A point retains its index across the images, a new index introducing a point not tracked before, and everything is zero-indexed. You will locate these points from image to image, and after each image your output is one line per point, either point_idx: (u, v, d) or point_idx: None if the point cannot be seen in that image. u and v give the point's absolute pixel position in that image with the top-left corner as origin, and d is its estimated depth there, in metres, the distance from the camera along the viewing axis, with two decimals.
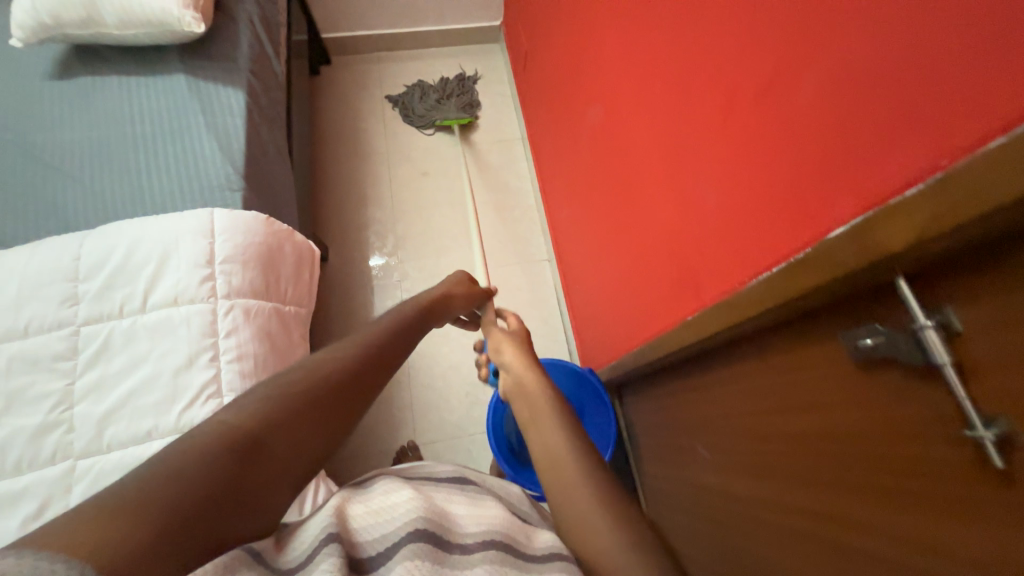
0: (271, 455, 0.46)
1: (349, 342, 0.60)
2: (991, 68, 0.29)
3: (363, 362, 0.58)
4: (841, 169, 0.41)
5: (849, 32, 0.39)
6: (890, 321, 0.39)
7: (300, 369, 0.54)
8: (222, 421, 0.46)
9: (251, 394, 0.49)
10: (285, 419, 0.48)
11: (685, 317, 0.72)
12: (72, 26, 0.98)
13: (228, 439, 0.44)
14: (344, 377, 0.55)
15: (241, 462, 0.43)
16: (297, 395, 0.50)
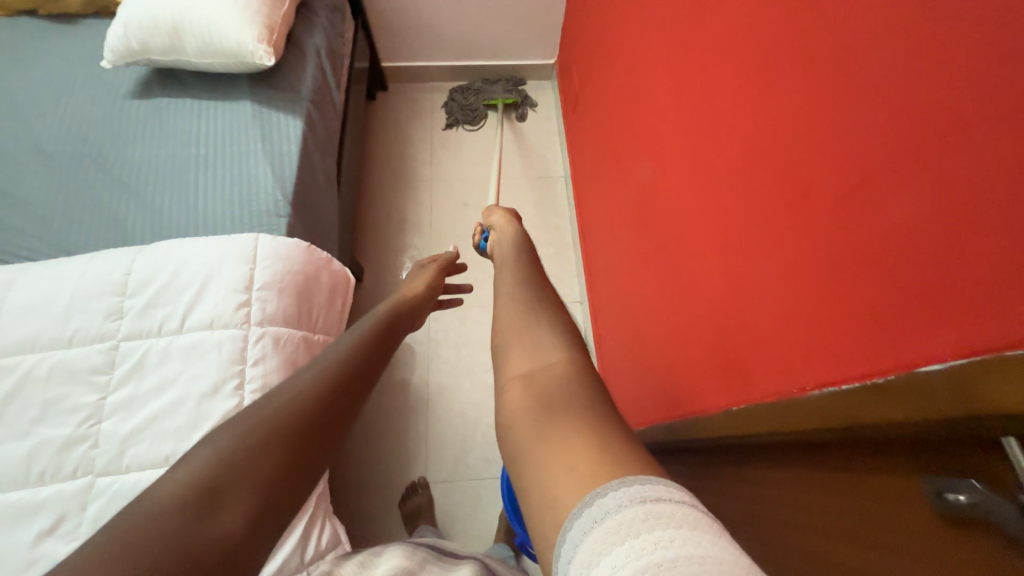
0: (235, 506, 0.39)
1: (321, 368, 0.56)
2: None
3: (332, 383, 0.54)
4: (941, 295, 0.36)
5: (956, 148, 0.35)
6: (991, 479, 0.33)
7: (256, 411, 0.47)
8: (193, 471, 0.41)
9: (229, 429, 0.45)
10: (249, 467, 0.42)
11: (730, 405, 0.66)
12: (157, 53, 1.05)
13: (185, 495, 0.39)
14: (316, 404, 0.51)
15: (196, 517, 0.38)
16: (260, 436, 0.44)
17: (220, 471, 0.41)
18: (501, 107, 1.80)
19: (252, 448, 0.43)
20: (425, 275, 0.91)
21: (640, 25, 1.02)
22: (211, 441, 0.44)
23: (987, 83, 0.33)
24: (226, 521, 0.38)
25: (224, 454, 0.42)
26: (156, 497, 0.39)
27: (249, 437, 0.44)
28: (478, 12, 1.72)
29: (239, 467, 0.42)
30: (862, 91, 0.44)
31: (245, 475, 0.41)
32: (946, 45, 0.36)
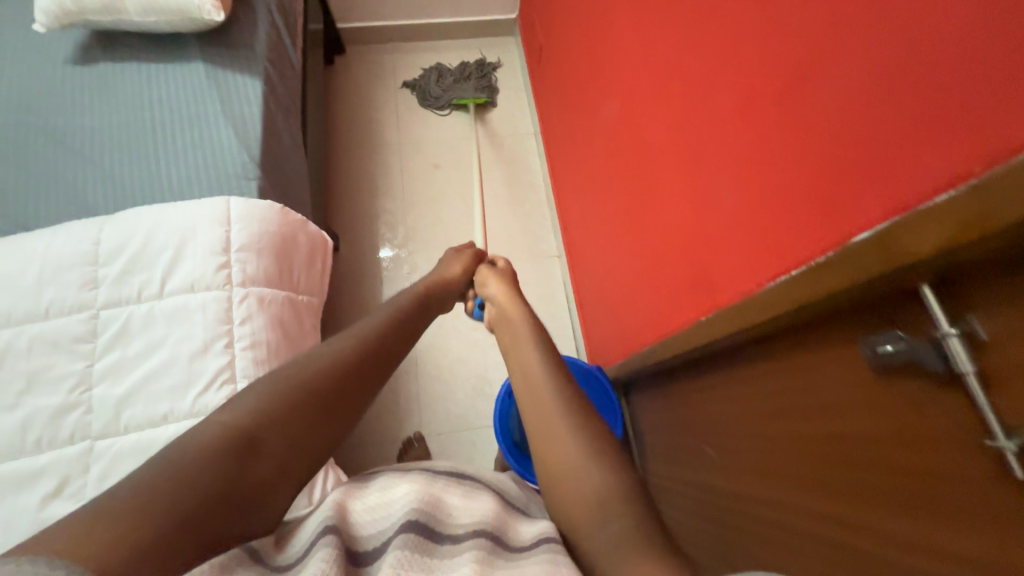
0: (269, 457, 0.47)
1: (357, 333, 0.62)
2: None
3: (367, 352, 0.60)
4: (866, 173, 0.41)
5: (878, 32, 0.39)
6: (911, 327, 0.39)
7: (294, 372, 0.54)
8: (221, 422, 0.47)
9: (249, 394, 0.51)
10: (280, 420, 0.49)
11: (697, 318, 0.72)
12: (94, 12, 0.99)
13: (226, 439, 0.45)
14: (349, 366, 0.57)
15: (237, 462, 0.45)
16: (298, 389, 0.52)
17: (258, 421, 0.48)
18: (471, 109, 1.72)
19: (288, 401, 0.50)
20: (458, 260, 0.89)
21: None
22: (247, 394, 0.51)
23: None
24: (260, 467, 0.46)
25: (259, 407, 0.49)
26: (194, 442, 0.45)
27: (282, 395, 0.51)
28: None
29: (272, 420, 0.49)
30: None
31: (278, 427, 0.49)
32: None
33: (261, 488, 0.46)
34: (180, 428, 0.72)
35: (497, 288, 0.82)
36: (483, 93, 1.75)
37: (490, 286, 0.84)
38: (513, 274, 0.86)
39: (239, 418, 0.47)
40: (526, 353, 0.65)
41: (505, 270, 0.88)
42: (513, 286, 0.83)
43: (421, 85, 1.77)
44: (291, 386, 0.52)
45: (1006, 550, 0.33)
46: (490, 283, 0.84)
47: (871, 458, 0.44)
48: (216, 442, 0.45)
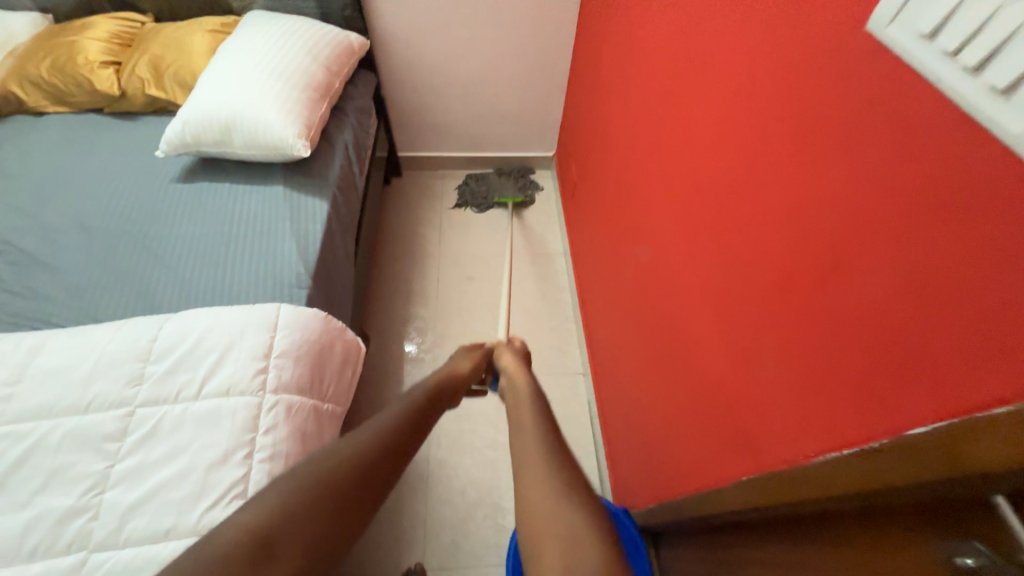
0: (285, 560, 0.44)
1: (379, 421, 0.60)
2: None
3: (391, 437, 0.58)
4: (911, 367, 0.41)
5: (901, 238, 0.42)
6: (991, 541, 0.35)
7: (313, 468, 0.51)
8: (245, 524, 0.46)
9: (271, 490, 0.49)
10: (300, 519, 0.47)
11: (739, 477, 0.67)
12: (207, 145, 1.19)
13: (244, 542, 0.44)
14: (372, 459, 0.54)
15: (250, 567, 0.43)
16: (320, 487, 0.49)
17: (276, 521, 0.46)
18: (511, 206, 1.93)
19: (308, 498, 0.48)
20: (471, 356, 0.88)
21: (629, 128, 1.18)
22: (271, 489, 0.49)
23: (917, 180, 0.40)
24: (275, 572, 0.43)
25: (279, 505, 0.47)
26: (216, 546, 0.44)
27: (302, 491, 0.49)
28: (485, 113, 1.94)
29: (292, 518, 0.47)
30: (820, 187, 0.52)
31: (295, 525, 0.46)
32: (882, 150, 0.44)
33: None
34: (179, 547, 0.68)
35: (511, 360, 0.86)
36: (522, 194, 1.98)
37: (506, 361, 0.86)
38: (528, 354, 0.90)
39: (263, 518, 0.46)
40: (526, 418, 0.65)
41: (522, 349, 0.92)
42: (528, 363, 0.86)
43: (469, 192, 2.00)
44: (312, 481, 0.50)
45: None
46: (505, 356, 0.88)
47: None
48: (235, 550, 0.44)
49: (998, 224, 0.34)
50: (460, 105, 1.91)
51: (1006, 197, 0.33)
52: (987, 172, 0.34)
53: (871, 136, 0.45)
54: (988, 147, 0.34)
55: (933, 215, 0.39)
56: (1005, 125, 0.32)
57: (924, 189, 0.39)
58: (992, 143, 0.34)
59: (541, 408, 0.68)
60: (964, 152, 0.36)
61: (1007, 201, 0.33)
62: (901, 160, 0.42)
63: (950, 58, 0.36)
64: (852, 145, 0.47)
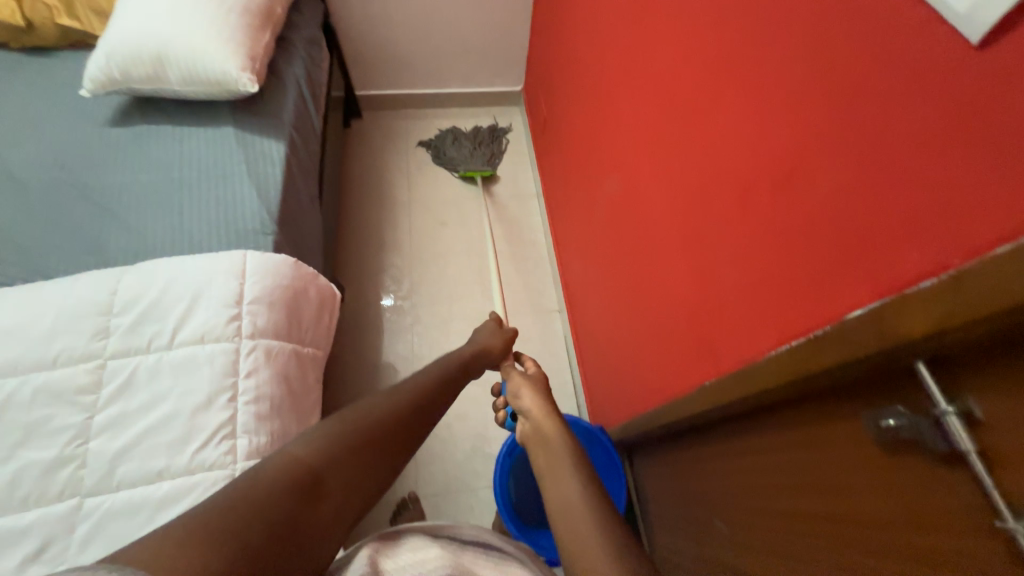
0: (332, 498, 0.46)
1: (407, 385, 0.63)
2: (987, 183, 0.33)
3: (421, 398, 0.61)
4: (854, 257, 0.44)
5: (853, 134, 0.43)
6: (911, 404, 0.40)
7: (358, 418, 0.54)
8: (295, 455, 0.47)
9: (320, 428, 0.51)
10: (347, 460, 0.49)
11: (701, 382, 0.73)
12: (139, 82, 1.08)
13: (296, 473, 0.45)
14: (404, 415, 0.58)
15: (304, 497, 0.44)
16: (365, 432, 0.52)
17: (327, 459, 0.48)
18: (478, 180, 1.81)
19: (354, 441, 0.51)
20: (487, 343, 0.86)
21: (598, 52, 1.13)
22: (317, 429, 0.51)
23: (871, 73, 0.41)
24: (325, 506, 0.45)
25: (328, 444, 0.49)
26: (269, 473, 0.45)
27: (349, 434, 0.51)
28: (447, 44, 1.81)
29: (339, 458, 0.49)
30: (780, 92, 0.53)
31: (342, 463, 0.49)
32: (840, 46, 0.44)
33: (320, 532, 0.44)
34: (174, 486, 0.70)
35: (533, 400, 0.72)
36: (489, 165, 1.84)
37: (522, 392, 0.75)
38: (544, 378, 0.78)
39: (311, 452, 0.48)
40: (564, 474, 0.57)
41: (537, 375, 0.80)
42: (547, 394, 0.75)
43: (437, 143, 1.89)
44: (359, 427, 0.53)
45: None
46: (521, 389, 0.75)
47: (894, 542, 0.43)
48: (286, 479, 0.45)
49: (939, 108, 0.36)
50: (419, 35, 1.77)
51: (949, 80, 0.35)
52: (934, 56, 0.36)
53: (831, 33, 0.45)
54: (936, 29, 0.35)
55: (883, 107, 0.40)
56: (953, 3, 0.33)
57: (877, 81, 0.41)
58: (940, 24, 0.35)
59: (582, 464, 0.58)
60: (916, 37, 0.37)
61: (950, 83, 0.34)
62: (858, 55, 0.42)
63: None
64: (813, 44, 0.48)
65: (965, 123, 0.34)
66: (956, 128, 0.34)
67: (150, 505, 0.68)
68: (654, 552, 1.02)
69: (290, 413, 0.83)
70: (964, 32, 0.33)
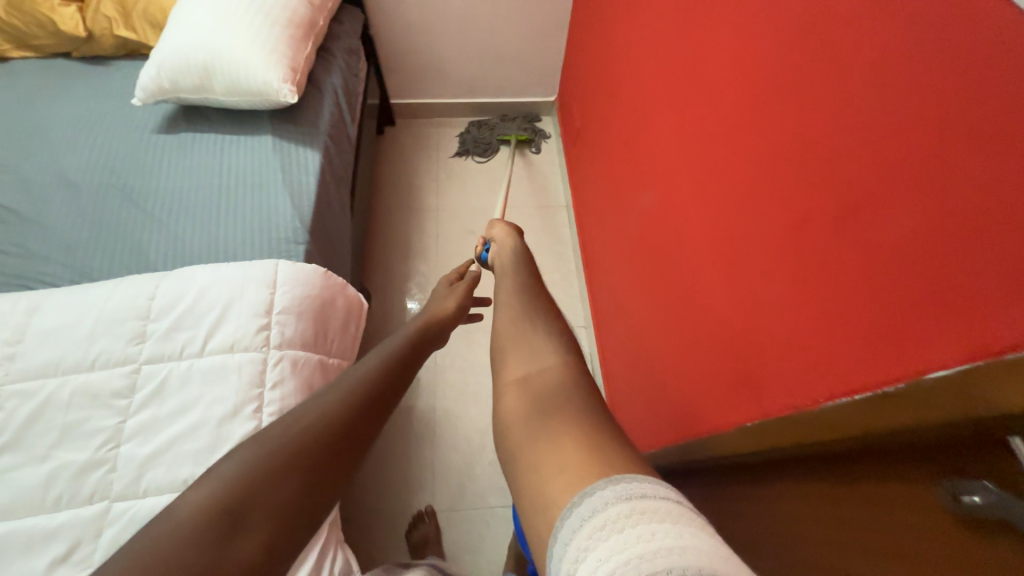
0: (254, 531, 0.42)
1: (340, 384, 0.58)
2: None
3: (363, 400, 0.56)
4: (938, 310, 0.39)
5: (940, 175, 0.39)
6: (1002, 481, 0.35)
7: (281, 433, 0.49)
8: (201, 497, 0.43)
9: (234, 457, 0.47)
10: (272, 489, 0.44)
11: (743, 422, 0.68)
12: (185, 91, 1.11)
13: (207, 515, 0.41)
14: (341, 421, 0.53)
15: (216, 540, 0.40)
16: (286, 452, 0.47)
17: (238, 492, 0.43)
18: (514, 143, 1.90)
19: (275, 464, 0.46)
20: (455, 293, 0.88)
21: (638, 65, 1.09)
22: (230, 458, 0.47)
23: (966, 107, 0.36)
24: (246, 543, 0.41)
25: (241, 472, 0.45)
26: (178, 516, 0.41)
27: (268, 459, 0.46)
28: (482, 54, 1.81)
29: (259, 488, 0.44)
30: (849, 121, 0.48)
31: (263, 496, 0.44)
32: (929, 76, 0.40)
33: (245, 575, 0.40)
34: None
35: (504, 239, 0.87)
36: (526, 132, 1.93)
37: (496, 231, 0.90)
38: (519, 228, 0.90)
39: (222, 488, 0.44)
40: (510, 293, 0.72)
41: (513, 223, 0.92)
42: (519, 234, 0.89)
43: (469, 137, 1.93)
44: (277, 447, 0.47)
45: None
46: (496, 231, 0.90)
47: None
48: (193, 522, 0.41)
49: None
50: (455, 45, 1.78)
51: None
52: None
53: (918, 62, 0.41)
54: None
55: (983, 145, 0.35)
56: None
57: (973, 116, 0.36)
58: None
59: (534, 284, 0.74)
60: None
61: None
62: (950, 87, 0.38)
63: None
64: (890, 72, 0.43)
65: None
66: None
67: None
68: None
69: None
70: None
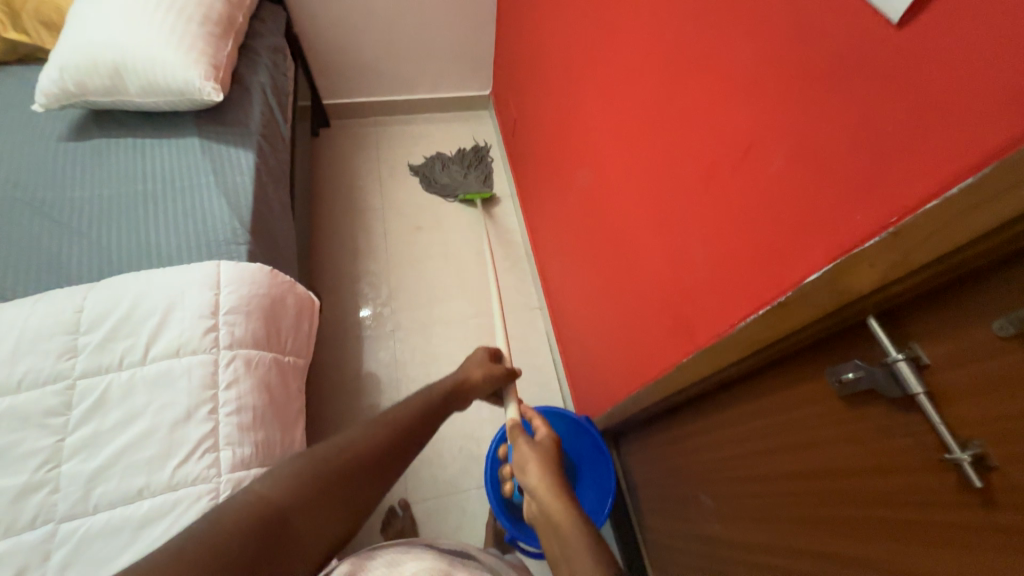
0: (293, 535, 0.52)
1: (388, 416, 0.64)
2: (912, 150, 0.36)
3: (402, 430, 0.64)
4: (806, 225, 0.47)
5: (796, 112, 0.47)
6: (868, 356, 0.44)
7: (337, 451, 0.58)
8: (257, 492, 0.53)
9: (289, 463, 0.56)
10: (316, 497, 0.55)
11: (679, 361, 0.76)
12: (95, 93, 1.04)
13: (260, 515, 0.51)
14: (382, 447, 0.61)
15: (267, 537, 0.50)
16: (334, 467, 0.57)
17: (290, 497, 0.53)
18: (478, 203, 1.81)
19: (324, 479, 0.56)
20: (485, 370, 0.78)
21: (561, 52, 1.16)
22: (284, 466, 0.56)
23: (806, 51, 0.44)
24: (286, 541, 0.52)
25: (293, 480, 0.55)
26: (231, 519, 0.50)
27: (317, 474, 0.56)
28: (413, 50, 1.82)
29: (306, 497, 0.54)
30: (728, 76, 0.56)
31: (303, 505, 0.54)
32: (778, 34, 0.48)
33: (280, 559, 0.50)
34: (156, 503, 0.68)
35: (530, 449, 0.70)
36: (485, 187, 1.82)
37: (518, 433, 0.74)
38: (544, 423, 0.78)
39: (274, 490, 0.54)
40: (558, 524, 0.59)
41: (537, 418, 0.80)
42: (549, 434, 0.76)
43: (425, 172, 1.86)
44: (327, 463, 0.57)
45: (987, 564, 0.37)
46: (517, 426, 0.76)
47: (859, 485, 0.47)
48: (245, 520, 0.50)
49: (867, 87, 0.39)
50: (384, 42, 1.78)
51: (872, 56, 0.38)
52: (860, 38, 0.39)
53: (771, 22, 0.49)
54: (862, 12, 0.38)
55: (819, 84, 0.43)
56: None
57: (812, 61, 0.44)
58: (860, 4, 0.38)
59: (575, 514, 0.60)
60: (840, 18, 0.40)
61: (875, 61, 0.38)
62: (795, 37, 0.46)
63: None
64: (753, 31, 0.51)
65: (890, 94, 0.37)
66: (886, 97, 0.37)
67: (129, 524, 0.66)
68: (647, 536, 1.05)
69: (274, 422, 0.82)
70: (882, 12, 0.36)
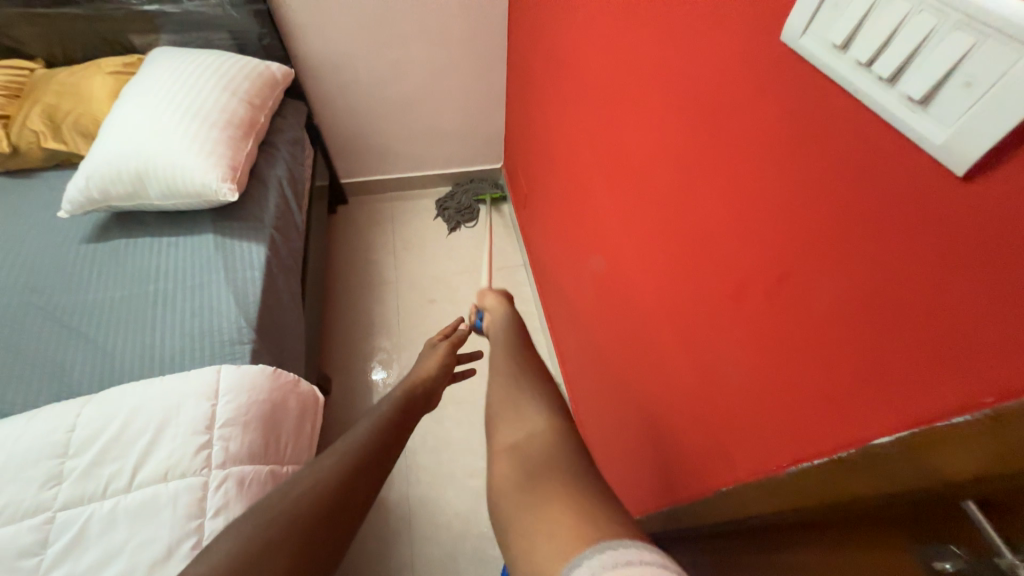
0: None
1: (352, 439, 0.67)
2: (1003, 323, 0.29)
3: (369, 454, 0.65)
4: (868, 377, 0.40)
5: (839, 248, 0.41)
6: (970, 546, 0.34)
7: (285, 495, 0.57)
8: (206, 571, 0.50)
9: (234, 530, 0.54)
10: (274, 546, 0.52)
11: (719, 487, 0.66)
12: (118, 198, 1.08)
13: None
14: (345, 475, 0.61)
15: None
16: (294, 507, 0.56)
17: (246, 553, 0.51)
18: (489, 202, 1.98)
19: (285, 521, 0.54)
20: (436, 354, 0.94)
21: (570, 138, 1.16)
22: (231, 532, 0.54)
23: (842, 187, 0.40)
24: None
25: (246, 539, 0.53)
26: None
27: (279, 516, 0.55)
28: (427, 132, 1.90)
29: (268, 543, 0.52)
30: (751, 194, 0.51)
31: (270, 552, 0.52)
32: (807, 159, 0.43)
33: None
34: None
35: (494, 302, 0.95)
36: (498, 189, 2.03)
37: (490, 304, 0.96)
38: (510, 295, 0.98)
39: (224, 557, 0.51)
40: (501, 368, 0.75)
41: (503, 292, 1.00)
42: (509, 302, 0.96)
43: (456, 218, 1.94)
44: (289, 503, 0.57)
45: None
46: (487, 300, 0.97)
47: None
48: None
49: (925, 239, 0.33)
50: (400, 126, 1.86)
51: (929, 206, 0.32)
52: (912, 182, 0.33)
53: (794, 147, 0.44)
54: (910, 155, 0.33)
55: (862, 223, 0.38)
56: (927, 134, 0.30)
57: (851, 198, 0.39)
58: (906, 151, 0.33)
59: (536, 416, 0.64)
60: (884, 159, 0.35)
61: (938, 212, 0.32)
62: (828, 168, 0.41)
63: (864, 68, 0.34)
64: (775, 152, 0.47)
65: (969, 250, 0.30)
66: (957, 254, 0.31)
67: None
68: None
69: None
70: (946, 164, 0.30)
